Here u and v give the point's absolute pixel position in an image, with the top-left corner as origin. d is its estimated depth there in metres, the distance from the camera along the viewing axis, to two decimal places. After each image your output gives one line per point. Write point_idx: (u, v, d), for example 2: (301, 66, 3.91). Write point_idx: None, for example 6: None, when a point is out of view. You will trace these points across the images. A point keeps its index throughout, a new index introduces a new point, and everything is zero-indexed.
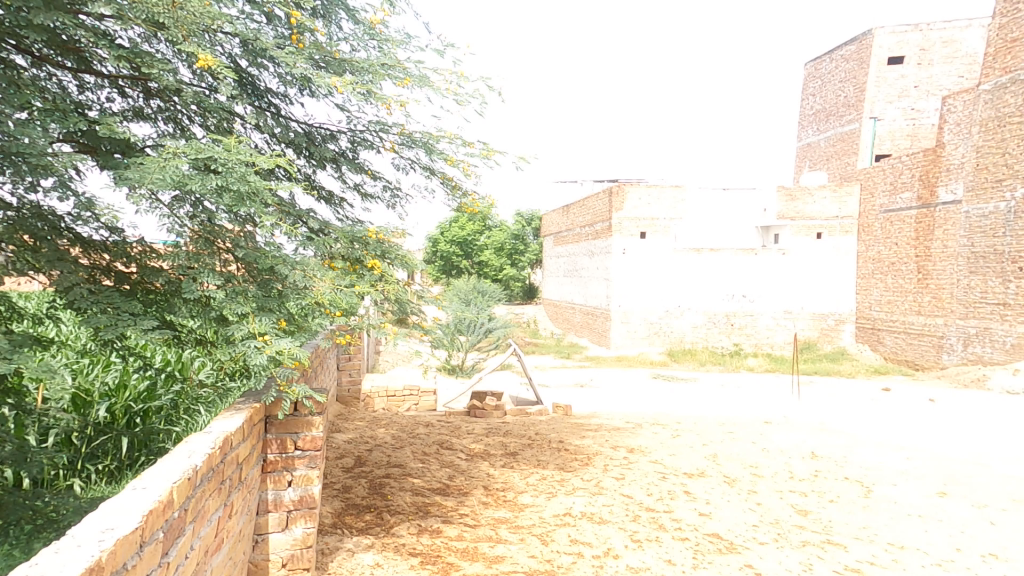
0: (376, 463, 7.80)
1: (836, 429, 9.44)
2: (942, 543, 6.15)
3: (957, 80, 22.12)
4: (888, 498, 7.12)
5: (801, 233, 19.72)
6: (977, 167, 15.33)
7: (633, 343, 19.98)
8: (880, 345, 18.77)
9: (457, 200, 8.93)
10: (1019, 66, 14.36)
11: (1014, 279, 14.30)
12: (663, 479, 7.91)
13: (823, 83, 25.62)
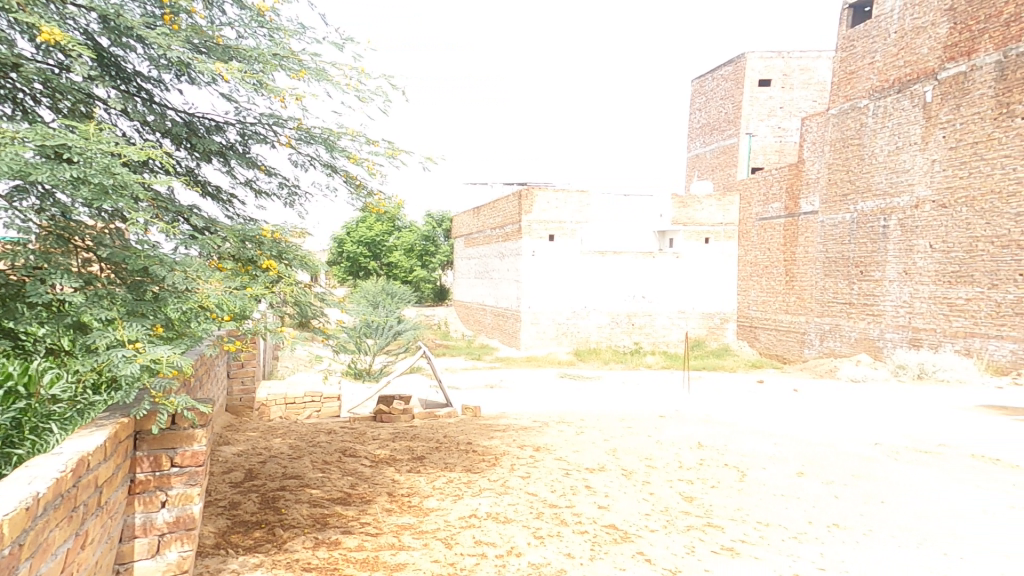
0: (269, 476, 7.30)
1: (719, 420, 10.27)
2: (799, 518, 6.85)
3: (811, 104, 25.22)
4: (759, 481, 7.83)
5: (692, 237, 21.33)
6: (829, 182, 17.33)
7: (543, 344, 20.76)
8: (756, 341, 20.71)
9: (362, 200, 8.77)
10: (857, 95, 16.68)
11: (856, 281, 16.30)
12: (567, 475, 8.14)
13: (707, 99, 28.00)
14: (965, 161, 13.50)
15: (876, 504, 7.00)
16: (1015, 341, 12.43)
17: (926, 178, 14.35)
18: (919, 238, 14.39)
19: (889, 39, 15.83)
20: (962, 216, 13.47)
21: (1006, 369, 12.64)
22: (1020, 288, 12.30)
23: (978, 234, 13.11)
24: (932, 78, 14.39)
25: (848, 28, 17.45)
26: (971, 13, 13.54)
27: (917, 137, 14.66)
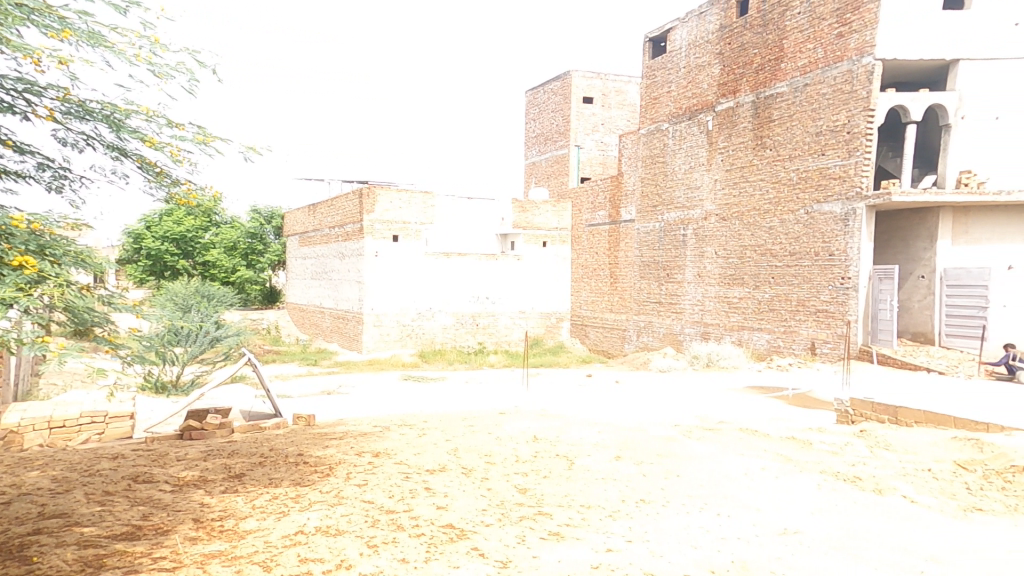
0: (15, 520, 5.93)
1: (552, 413, 11.03)
2: (614, 497, 7.57)
3: (626, 123, 28.52)
4: (585, 467, 8.50)
5: (530, 241, 22.97)
6: (642, 194, 19.51)
7: (385, 347, 20.46)
8: (586, 338, 22.70)
9: (165, 189, 7.58)
10: (659, 118, 19.05)
11: (663, 282, 18.62)
12: (406, 478, 7.96)
13: (540, 110, 29.87)
14: (737, 181, 15.94)
15: (674, 478, 8.03)
16: (769, 332, 15.02)
17: (712, 195, 16.71)
18: (708, 246, 16.82)
19: (679, 72, 18.27)
20: (735, 228, 15.96)
21: (762, 355, 15.24)
22: (772, 289, 14.92)
23: (746, 243, 15.64)
24: (711, 109, 16.93)
25: (649, 59, 19.83)
26: (733, 59, 16.31)
27: (703, 159, 17.08)
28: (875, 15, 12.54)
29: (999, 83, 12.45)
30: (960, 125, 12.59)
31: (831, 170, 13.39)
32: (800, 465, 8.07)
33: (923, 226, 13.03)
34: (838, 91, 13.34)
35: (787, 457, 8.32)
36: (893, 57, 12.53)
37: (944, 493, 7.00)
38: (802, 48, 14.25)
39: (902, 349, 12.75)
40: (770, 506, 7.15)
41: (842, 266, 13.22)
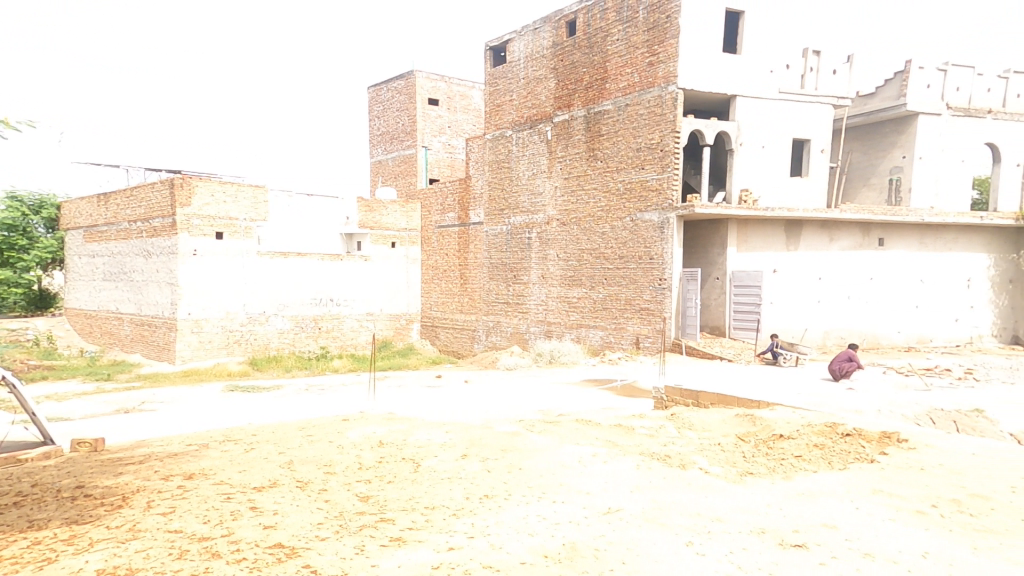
0: None
1: (400, 416, 10.83)
2: (459, 495, 7.56)
3: (472, 127, 29.75)
4: (431, 467, 8.38)
5: (378, 242, 23.06)
6: (489, 198, 20.62)
7: (206, 356, 18.58)
8: (435, 338, 23.52)
9: None
10: (501, 125, 20.18)
11: (510, 283, 19.95)
12: (227, 499, 7.02)
13: (384, 108, 29.53)
14: (575, 189, 17.45)
15: (517, 471, 8.26)
16: (602, 329, 16.65)
17: (553, 201, 18.12)
18: (550, 249, 18.25)
19: (519, 82, 19.39)
20: (574, 233, 17.47)
21: (597, 350, 16.72)
22: (605, 289, 16.58)
23: (584, 247, 17.19)
24: (549, 120, 18.27)
25: (491, 68, 20.75)
26: (566, 75, 17.75)
27: (544, 166, 18.42)
28: (675, 50, 14.49)
29: (765, 118, 15.14)
30: (740, 150, 15.00)
31: (651, 183, 15.15)
32: (625, 450, 8.88)
33: (718, 233, 15.10)
34: (653, 112, 15.11)
35: (614, 442, 9.13)
36: (692, 87, 14.56)
37: (729, 463, 8.35)
38: (622, 71, 16.01)
39: (702, 340, 14.78)
40: (599, 488, 7.81)
41: (660, 268, 15.02)
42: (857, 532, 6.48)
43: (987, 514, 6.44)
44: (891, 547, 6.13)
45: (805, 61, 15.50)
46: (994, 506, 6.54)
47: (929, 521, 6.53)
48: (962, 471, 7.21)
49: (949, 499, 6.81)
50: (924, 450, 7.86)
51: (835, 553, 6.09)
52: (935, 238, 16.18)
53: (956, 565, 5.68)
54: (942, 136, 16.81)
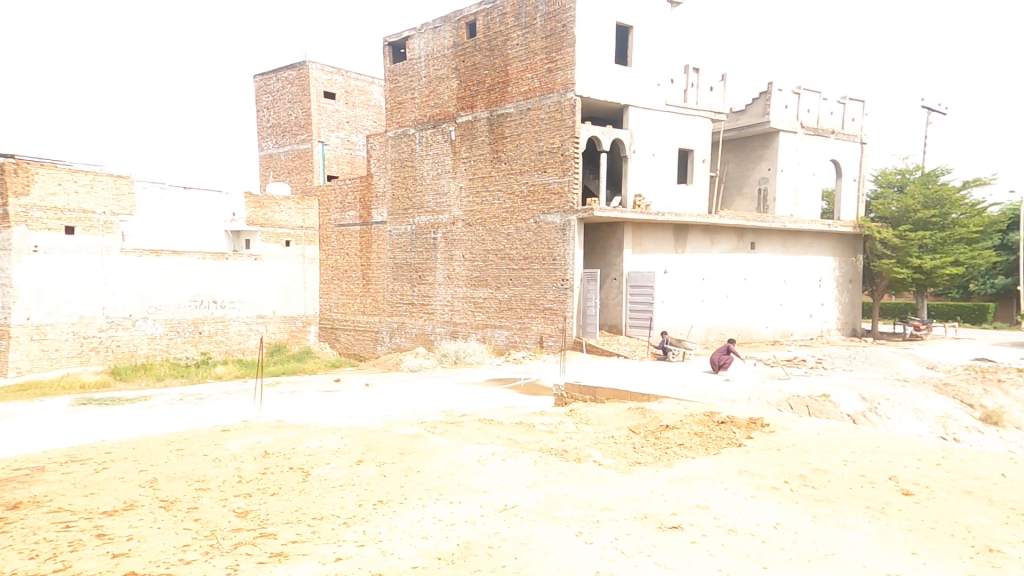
0: None
1: (290, 423, 10.23)
2: (352, 503, 7.16)
3: (373, 124, 28.94)
4: (322, 475, 7.89)
5: (271, 240, 22.25)
6: (393, 197, 20.49)
7: (50, 367, 16.88)
8: (335, 341, 23.08)
9: None
10: (404, 123, 20.05)
11: (415, 283, 19.99)
12: (69, 529, 6.16)
13: (274, 99, 28.15)
14: (480, 190, 17.73)
15: (414, 474, 8.00)
16: (507, 329, 17.10)
17: (458, 202, 18.35)
18: (456, 249, 18.46)
19: (421, 80, 19.40)
20: (480, 234, 17.76)
21: (503, 350, 17.16)
22: (510, 290, 17.02)
23: (489, 248, 17.51)
24: (453, 120, 18.42)
25: (391, 64, 20.50)
26: (468, 76, 18.00)
27: (448, 166, 18.58)
28: (572, 58, 15.36)
29: (654, 128, 16.40)
30: (634, 157, 16.08)
31: (553, 186, 15.80)
32: (524, 447, 9.02)
33: (616, 235, 15.99)
34: (554, 117, 15.84)
35: (515, 440, 9.25)
36: (589, 95, 15.50)
37: (620, 454, 8.81)
38: (522, 76, 16.59)
39: (602, 338, 15.64)
40: (497, 485, 7.87)
41: (563, 269, 15.67)
42: (725, 510, 7.18)
43: (823, 486, 7.54)
44: (750, 522, 6.91)
45: (686, 77, 17.12)
46: (829, 479, 7.67)
47: (781, 495, 7.45)
48: (808, 450, 8.34)
49: (797, 474, 7.83)
50: (781, 432, 8.92)
51: (705, 531, 6.72)
52: (795, 241, 18.32)
53: (798, 533, 6.61)
54: (797, 151, 18.88)
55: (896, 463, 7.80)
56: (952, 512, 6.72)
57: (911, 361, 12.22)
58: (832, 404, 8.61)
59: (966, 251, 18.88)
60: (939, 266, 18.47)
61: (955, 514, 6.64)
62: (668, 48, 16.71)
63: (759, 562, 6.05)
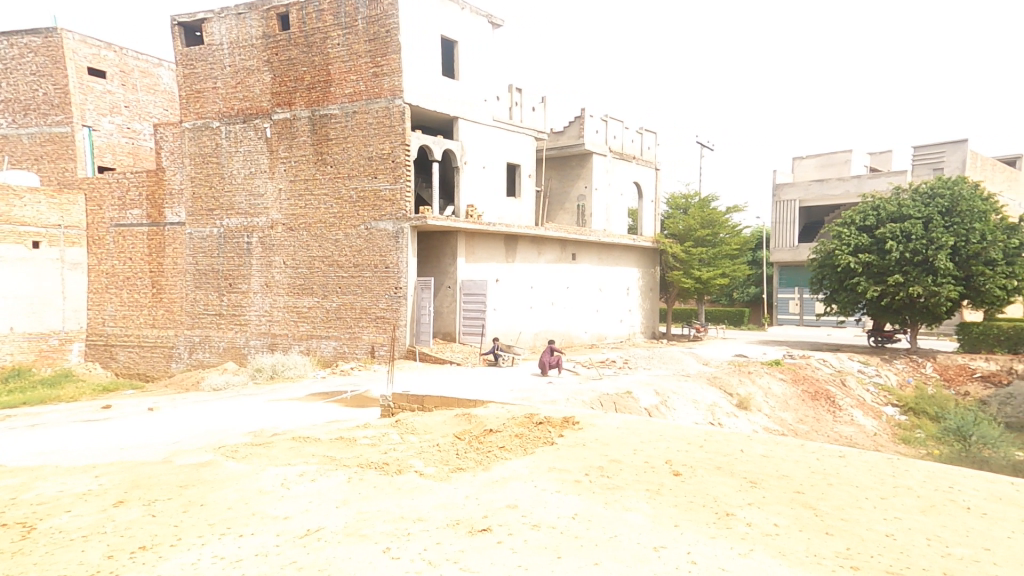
0: None
1: (14, 465, 8.42)
2: (96, 556, 5.80)
3: (162, 112, 26.69)
4: (56, 527, 6.42)
5: (6, 241, 19.02)
6: (194, 195, 18.85)
7: None
8: (113, 360, 20.56)
9: None
10: (204, 114, 18.55)
11: (223, 292, 18.56)
12: None
13: (6, 69, 23.38)
14: (302, 194, 17.23)
15: (195, 509, 6.97)
16: (336, 339, 16.71)
17: (277, 204, 17.56)
18: (275, 255, 17.60)
19: (225, 70, 18.19)
20: (304, 239, 17.19)
21: (330, 361, 16.72)
22: (338, 298, 16.70)
23: (315, 255, 16.97)
24: (268, 117, 17.61)
25: (183, 47, 18.84)
26: (283, 71, 17.37)
27: (264, 166, 17.71)
28: (397, 65, 15.83)
29: (483, 143, 17.96)
30: (465, 168, 17.44)
31: (384, 192, 16.03)
32: (338, 464, 8.58)
33: (448, 244, 16.55)
34: (382, 122, 16.10)
35: (331, 457, 8.80)
36: (418, 104, 16.19)
37: (442, 462, 8.86)
38: (346, 77, 16.53)
39: (436, 347, 16.02)
40: (300, 509, 7.22)
41: (396, 277, 15.87)
42: (533, 506, 7.55)
43: (617, 474, 8.46)
44: (554, 515, 7.33)
45: (511, 96, 19.00)
46: (622, 467, 8.67)
47: (582, 487, 8.11)
48: (608, 443, 9.35)
49: (597, 466, 8.67)
50: (587, 429, 9.82)
51: (512, 530, 6.92)
52: (609, 253, 20.96)
53: (592, 520, 7.21)
54: (607, 172, 21.48)
55: (671, 448, 9.22)
56: (704, 485, 8.21)
57: (692, 359, 14.79)
58: (633, 400, 9.61)
59: (729, 265, 23.30)
60: (712, 277, 22.72)
61: (707, 488, 8.11)
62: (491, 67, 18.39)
63: (556, 552, 6.41)
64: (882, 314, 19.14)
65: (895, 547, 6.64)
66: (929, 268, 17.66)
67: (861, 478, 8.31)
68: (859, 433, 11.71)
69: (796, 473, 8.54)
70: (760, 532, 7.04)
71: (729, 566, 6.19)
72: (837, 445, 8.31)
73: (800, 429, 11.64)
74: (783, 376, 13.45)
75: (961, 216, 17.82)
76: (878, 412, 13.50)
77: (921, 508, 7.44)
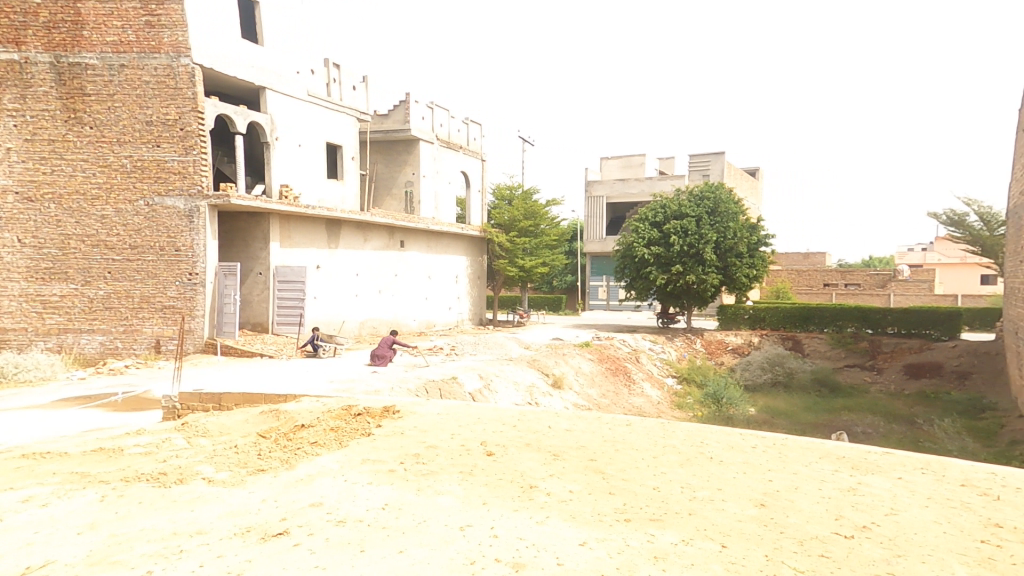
0: None
1: None
2: None
3: None
4: None
5: None
6: None
7: None
8: None
9: None
10: None
11: None
12: None
13: None
14: (46, 157, 14.54)
15: None
16: (104, 333, 14.62)
17: (3, 167, 14.47)
18: (4, 232, 14.50)
19: None
20: (52, 213, 14.57)
21: (93, 359, 14.56)
22: (107, 285, 14.65)
23: (70, 233, 14.59)
24: None
25: None
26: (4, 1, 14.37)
27: None
28: (178, 18, 14.40)
29: (297, 119, 17.74)
30: (275, 144, 17.10)
31: (171, 164, 14.57)
32: (90, 482, 7.26)
33: (259, 227, 15.74)
34: (163, 81, 14.51)
35: (82, 474, 7.45)
36: (212, 66, 15.07)
37: (238, 465, 8.04)
38: (108, 23, 14.52)
39: (243, 338, 15.15)
40: (19, 545, 5.85)
41: (190, 261, 14.54)
42: (339, 502, 7.18)
43: (432, 460, 8.52)
44: (361, 508, 7.05)
45: (327, 72, 19.03)
46: (438, 453, 8.79)
47: (395, 476, 7.97)
48: (426, 430, 9.45)
49: (413, 454, 8.64)
50: (408, 418, 9.80)
51: (312, 530, 6.46)
52: (437, 241, 21.59)
53: (402, 508, 7.09)
54: (435, 160, 22.55)
55: (487, 430, 9.68)
56: (513, 462, 8.72)
57: (514, 343, 16.27)
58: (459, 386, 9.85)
59: (549, 254, 25.30)
60: (534, 265, 24.41)
61: (515, 464, 8.62)
62: (302, 39, 18.09)
63: (357, 546, 6.11)
64: (668, 299, 21.31)
65: (658, 497, 7.81)
66: (700, 259, 20.06)
67: (641, 442, 9.73)
68: (647, 403, 13.85)
69: (592, 442, 9.63)
70: (556, 499, 7.64)
71: (526, 535, 6.58)
72: (625, 415, 9.68)
73: (603, 402, 13.33)
74: (592, 356, 15.20)
75: (722, 215, 20.17)
76: (663, 384, 15.91)
77: (680, 462, 8.99)
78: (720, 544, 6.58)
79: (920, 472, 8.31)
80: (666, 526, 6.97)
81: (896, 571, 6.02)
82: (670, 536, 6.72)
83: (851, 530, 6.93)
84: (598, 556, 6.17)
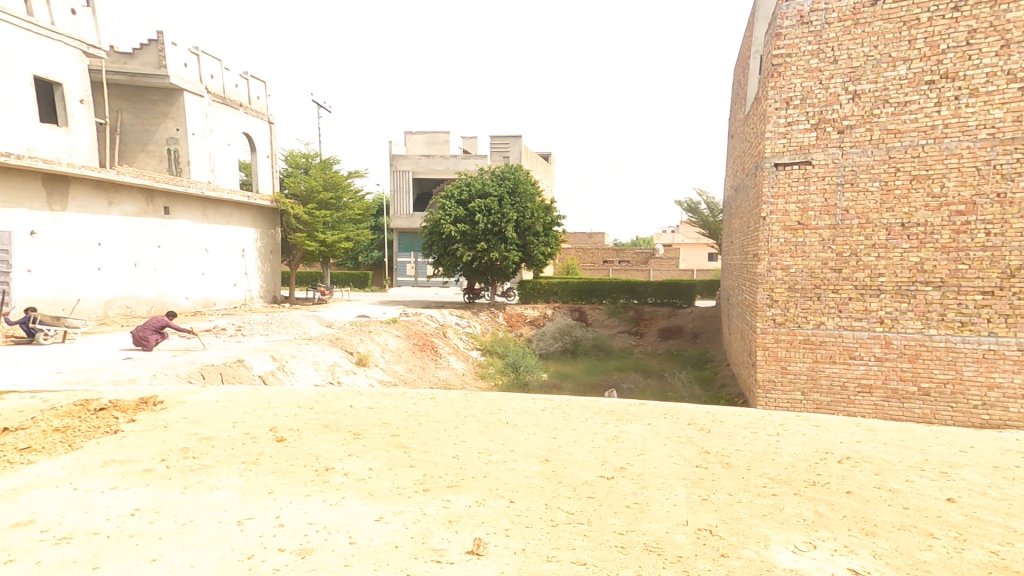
0: None
1: None
2: None
3: None
4: None
5: None
6: None
7: None
8: None
9: None
10: None
11: None
12: None
13: None
14: None
15: None
16: None
17: None
18: None
19: None
20: None
21: None
22: None
23: None
24: None
25: None
26: None
27: None
28: None
29: None
30: None
31: None
32: None
33: None
34: None
35: None
36: None
37: None
38: None
39: None
40: None
41: None
42: (62, 516, 5.76)
43: (205, 453, 7.55)
44: (98, 519, 5.76)
45: None
46: (214, 444, 7.85)
47: (153, 476, 6.80)
48: (200, 421, 8.44)
49: (179, 449, 7.53)
50: (174, 408, 8.68)
51: (14, 554, 5.03)
52: (215, 210, 19.92)
53: (160, 511, 6.02)
54: (207, 117, 19.99)
55: (278, 415, 9.06)
56: (307, 445, 8.23)
57: (315, 322, 15.68)
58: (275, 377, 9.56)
59: (354, 229, 24.14)
60: (336, 240, 23.28)
61: (310, 448, 8.13)
62: None
63: (85, 564, 4.94)
64: (474, 275, 21.63)
65: (456, 464, 8.06)
66: (503, 237, 20.59)
67: (444, 413, 10.18)
68: (452, 374, 14.57)
69: (395, 419, 9.67)
70: (354, 478, 7.34)
71: (317, 519, 6.11)
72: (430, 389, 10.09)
73: (408, 377, 13.74)
74: (399, 333, 15.52)
75: (521, 195, 21.05)
76: (468, 355, 16.93)
77: (479, 429, 9.50)
78: (509, 500, 6.96)
79: (663, 417, 10.12)
80: (462, 490, 7.16)
81: (640, 501, 6.99)
82: (466, 499, 6.90)
83: (612, 471, 7.95)
84: (393, 529, 6.01)
